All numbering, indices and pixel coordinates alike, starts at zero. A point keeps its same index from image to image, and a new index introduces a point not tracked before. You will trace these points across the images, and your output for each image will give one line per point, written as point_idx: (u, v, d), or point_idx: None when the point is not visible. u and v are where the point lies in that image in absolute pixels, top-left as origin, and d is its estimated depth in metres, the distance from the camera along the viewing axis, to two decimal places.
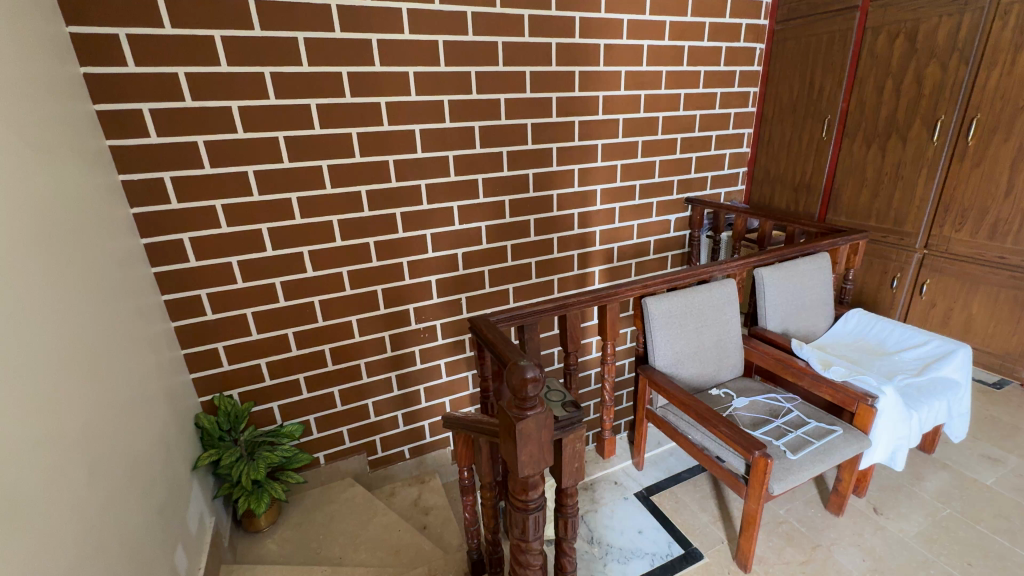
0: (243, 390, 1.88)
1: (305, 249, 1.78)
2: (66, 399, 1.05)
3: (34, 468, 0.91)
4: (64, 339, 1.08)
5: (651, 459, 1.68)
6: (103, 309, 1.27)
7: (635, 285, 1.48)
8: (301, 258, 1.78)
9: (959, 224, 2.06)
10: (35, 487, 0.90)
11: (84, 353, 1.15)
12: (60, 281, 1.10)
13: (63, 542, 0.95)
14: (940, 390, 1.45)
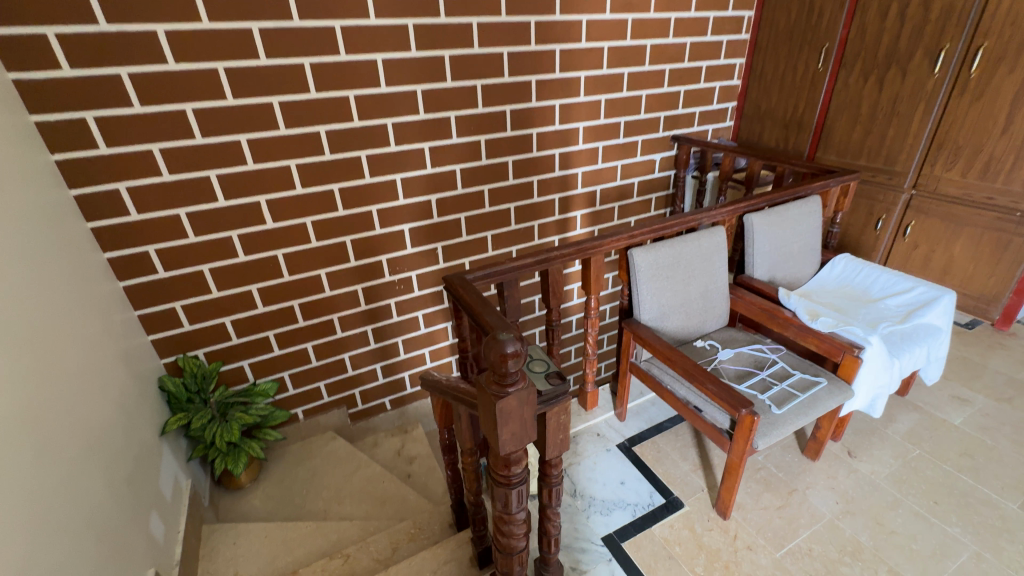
0: (209, 349, 1.77)
1: (261, 198, 1.61)
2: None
3: None
4: None
5: (633, 409, 1.68)
6: (35, 271, 1.12)
7: (620, 236, 1.39)
8: (258, 208, 1.62)
9: (951, 163, 1.99)
10: None
11: (16, 324, 1.01)
12: None
13: (16, 531, 0.87)
14: (922, 338, 1.44)
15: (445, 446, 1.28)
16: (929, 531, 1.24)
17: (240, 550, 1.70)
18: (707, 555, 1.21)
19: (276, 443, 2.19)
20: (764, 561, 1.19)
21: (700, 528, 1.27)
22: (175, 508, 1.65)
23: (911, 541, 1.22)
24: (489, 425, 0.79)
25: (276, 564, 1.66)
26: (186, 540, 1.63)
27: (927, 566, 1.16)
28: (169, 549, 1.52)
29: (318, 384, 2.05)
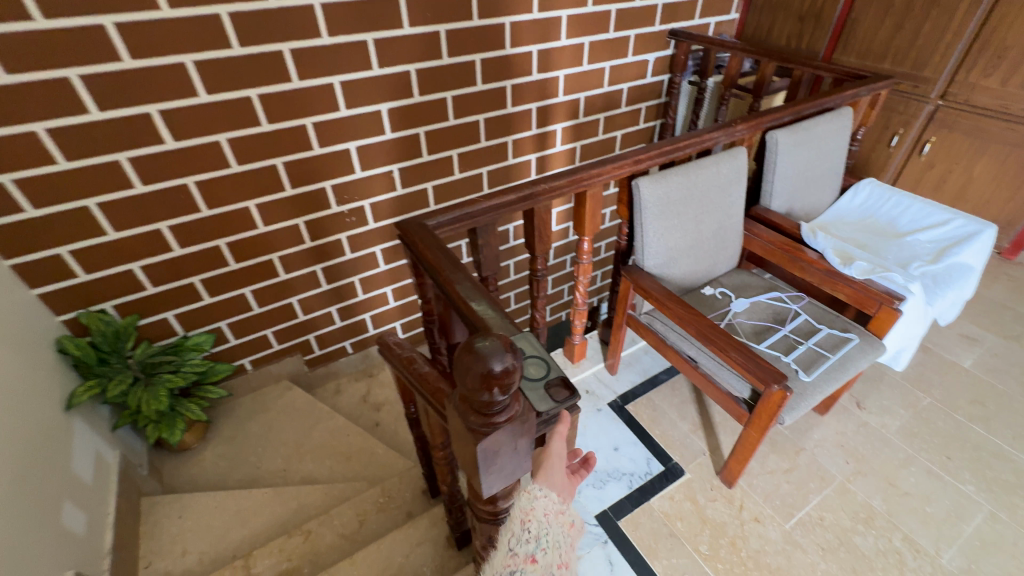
0: (120, 301, 1.41)
1: (153, 107, 1.17)
2: None
3: None
4: None
5: (626, 360, 1.49)
6: None
7: (624, 161, 1.10)
8: (152, 121, 1.18)
9: (992, 68, 1.71)
10: None
11: None
12: None
13: None
14: (955, 280, 1.27)
15: (413, 423, 1.07)
16: (943, 490, 1.15)
17: (188, 525, 1.52)
18: (713, 531, 1.09)
19: (222, 399, 1.94)
20: (774, 534, 1.08)
21: (703, 500, 1.15)
22: (101, 489, 1.40)
23: (926, 503, 1.13)
24: (467, 457, 0.57)
25: (230, 539, 1.49)
26: (120, 521, 1.42)
27: (943, 530, 1.08)
28: (97, 538, 1.31)
29: (265, 332, 1.74)
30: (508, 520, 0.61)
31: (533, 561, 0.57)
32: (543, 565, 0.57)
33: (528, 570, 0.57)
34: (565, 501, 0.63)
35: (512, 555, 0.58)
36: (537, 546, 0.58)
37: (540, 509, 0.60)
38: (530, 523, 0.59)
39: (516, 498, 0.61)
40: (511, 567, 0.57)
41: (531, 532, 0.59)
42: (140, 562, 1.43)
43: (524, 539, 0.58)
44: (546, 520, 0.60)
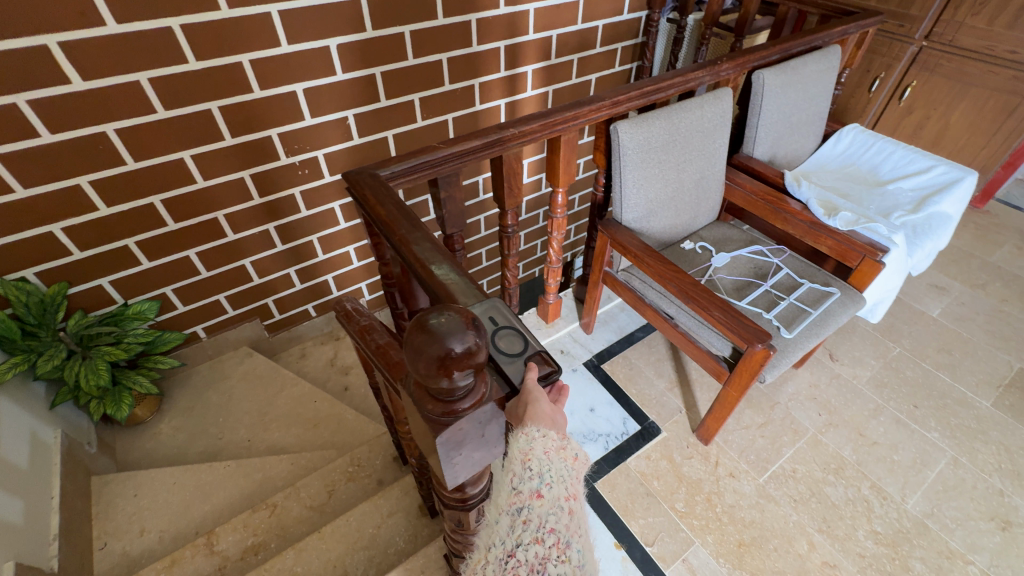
0: (41, 268, 1.25)
1: (48, 37, 0.97)
2: None
3: None
4: None
5: (602, 318, 1.44)
6: None
7: (602, 103, 0.99)
8: (49, 55, 0.99)
9: (981, 6, 1.63)
10: None
11: None
12: None
13: None
14: (935, 229, 1.24)
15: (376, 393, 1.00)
16: (909, 438, 1.17)
17: (145, 503, 1.44)
18: (689, 488, 1.08)
19: (176, 370, 1.82)
20: (748, 489, 1.08)
21: (680, 458, 1.13)
22: (41, 472, 1.29)
23: (893, 452, 1.14)
24: (424, 440, 0.51)
25: (191, 516, 1.42)
26: (67, 504, 1.32)
27: (908, 477, 1.10)
28: (41, 524, 1.21)
29: (217, 298, 1.60)
30: (504, 458, 0.52)
31: (539, 497, 0.50)
32: (550, 500, 0.50)
33: (535, 507, 0.50)
34: (563, 430, 0.54)
35: (515, 493, 0.50)
36: (541, 482, 0.50)
37: (540, 448, 0.50)
38: (532, 463, 0.50)
39: (511, 441, 0.50)
40: (516, 505, 0.50)
41: (534, 469, 0.50)
42: (94, 543, 1.35)
43: (527, 478, 0.50)
44: (548, 456, 0.51)
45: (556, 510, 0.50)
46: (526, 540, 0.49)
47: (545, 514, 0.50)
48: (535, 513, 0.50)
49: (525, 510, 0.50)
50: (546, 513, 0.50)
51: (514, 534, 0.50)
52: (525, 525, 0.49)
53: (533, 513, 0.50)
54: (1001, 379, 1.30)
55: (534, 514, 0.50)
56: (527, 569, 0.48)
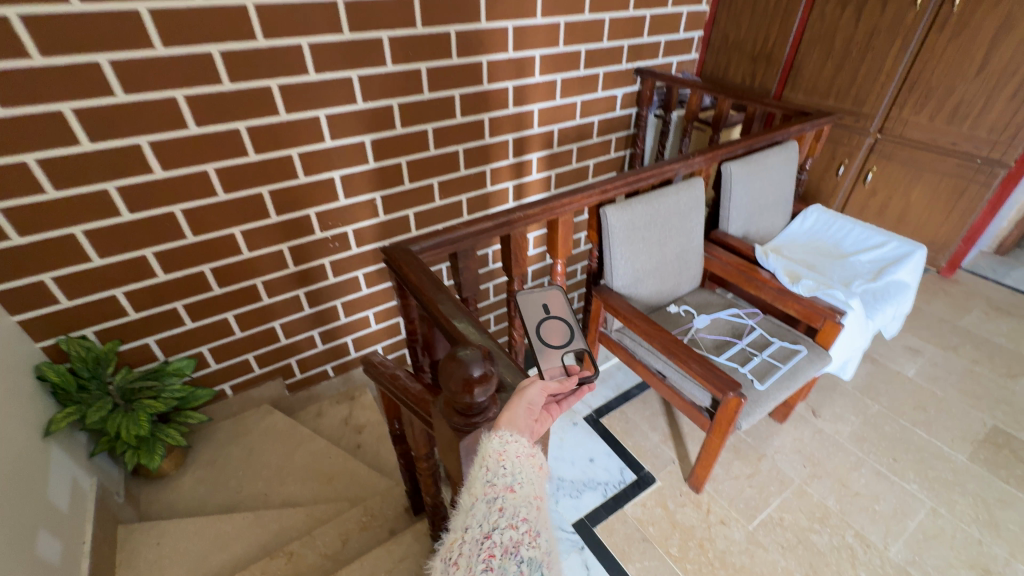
0: (102, 326, 1.44)
1: (142, 139, 1.23)
2: None
3: None
4: None
5: (600, 376, 1.57)
6: None
7: (592, 191, 1.20)
8: (140, 152, 1.25)
9: (921, 105, 1.90)
10: None
11: None
12: None
13: None
14: (893, 296, 1.40)
15: (398, 439, 1.13)
16: (889, 489, 1.25)
17: (166, 551, 1.50)
18: (682, 534, 1.16)
19: (201, 425, 1.94)
20: (738, 535, 1.15)
21: (674, 505, 1.22)
22: (77, 516, 1.39)
23: (875, 502, 1.22)
24: (449, 453, 0.65)
25: (208, 565, 1.48)
26: (96, 549, 1.40)
27: (890, 526, 1.17)
28: (72, 565, 1.29)
29: (246, 356, 1.76)
30: (479, 459, 0.57)
31: (512, 491, 0.54)
32: (523, 493, 0.54)
33: (509, 498, 0.53)
34: (535, 442, 0.59)
35: (489, 484, 0.54)
36: (514, 478, 0.54)
37: (513, 451, 0.56)
38: (506, 462, 0.55)
39: (485, 443, 0.56)
40: (491, 495, 0.53)
41: (507, 467, 0.55)
42: None
43: (502, 473, 0.54)
44: (520, 459, 0.56)
45: (528, 502, 0.53)
46: (501, 524, 0.51)
47: (518, 504, 0.53)
48: (509, 502, 0.53)
49: (500, 500, 0.53)
50: (519, 503, 0.53)
51: (490, 518, 0.51)
52: (500, 513, 0.52)
53: (506, 503, 0.53)
54: (976, 435, 1.39)
55: (508, 503, 0.53)
56: (502, 548, 0.49)
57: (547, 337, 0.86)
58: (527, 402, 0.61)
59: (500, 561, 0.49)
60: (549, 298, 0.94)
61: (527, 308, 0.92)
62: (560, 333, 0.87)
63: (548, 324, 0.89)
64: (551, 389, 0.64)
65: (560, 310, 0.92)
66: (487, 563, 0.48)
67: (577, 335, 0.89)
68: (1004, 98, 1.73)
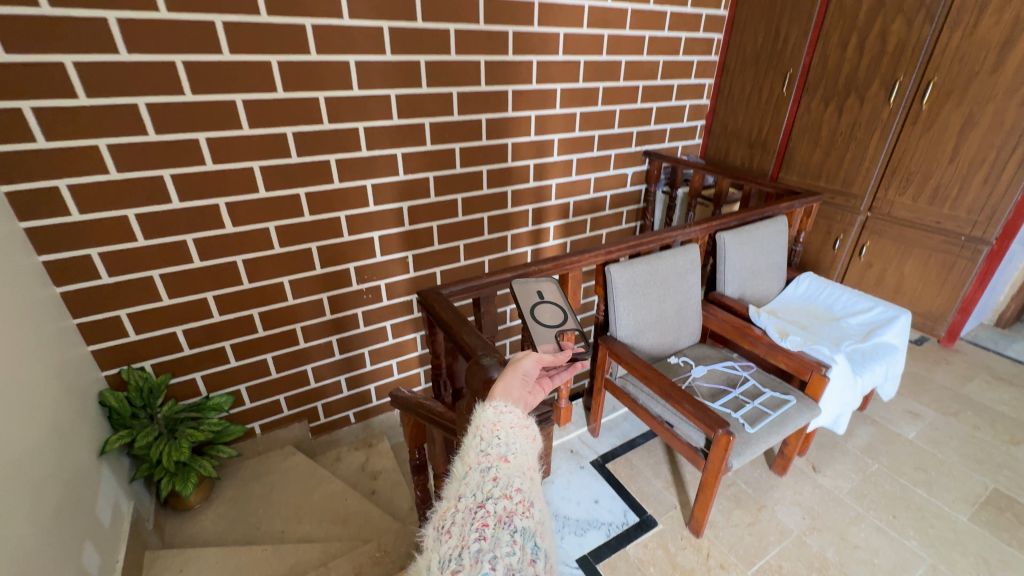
0: (157, 360, 1.62)
1: (221, 200, 1.50)
2: None
3: None
4: None
5: (607, 425, 1.67)
6: None
7: (598, 251, 1.38)
8: (217, 211, 1.51)
9: (904, 187, 2.09)
10: None
11: None
12: None
13: None
14: (881, 355, 1.50)
15: (416, 467, 1.23)
16: (889, 544, 1.28)
17: None
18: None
19: (230, 461, 2.06)
20: None
21: (674, 548, 1.27)
22: (114, 534, 1.49)
23: (874, 555, 1.25)
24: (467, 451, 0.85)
25: None
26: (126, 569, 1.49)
27: None
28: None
29: (278, 396, 1.92)
30: (474, 430, 0.70)
31: (505, 461, 0.66)
32: (515, 465, 0.65)
33: (503, 467, 0.64)
34: (525, 415, 0.74)
35: (484, 455, 0.66)
36: (507, 449, 0.67)
37: (505, 422, 0.70)
38: (499, 432, 0.69)
39: (481, 413, 0.72)
40: (486, 464, 0.65)
41: (501, 438, 0.68)
42: None
43: (496, 444, 0.67)
44: (512, 431, 0.69)
45: (519, 472, 0.64)
46: (495, 494, 0.61)
47: (510, 474, 0.64)
48: (502, 472, 0.64)
49: (495, 470, 0.64)
50: (511, 474, 0.64)
51: (485, 488, 0.62)
52: (495, 481, 0.62)
53: (501, 472, 0.64)
54: (976, 497, 1.42)
55: (500, 473, 0.64)
56: (495, 517, 0.58)
57: (541, 317, 1.01)
58: (521, 373, 0.81)
59: (494, 529, 0.57)
60: (542, 288, 1.10)
61: (522, 293, 1.07)
62: (553, 316, 1.03)
63: (542, 307, 1.04)
64: (545, 361, 0.84)
65: (552, 298, 1.08)
66: (480, 531, 0.57)
67: (568, 318, 1.03)
68: (976, 183, 1.90)
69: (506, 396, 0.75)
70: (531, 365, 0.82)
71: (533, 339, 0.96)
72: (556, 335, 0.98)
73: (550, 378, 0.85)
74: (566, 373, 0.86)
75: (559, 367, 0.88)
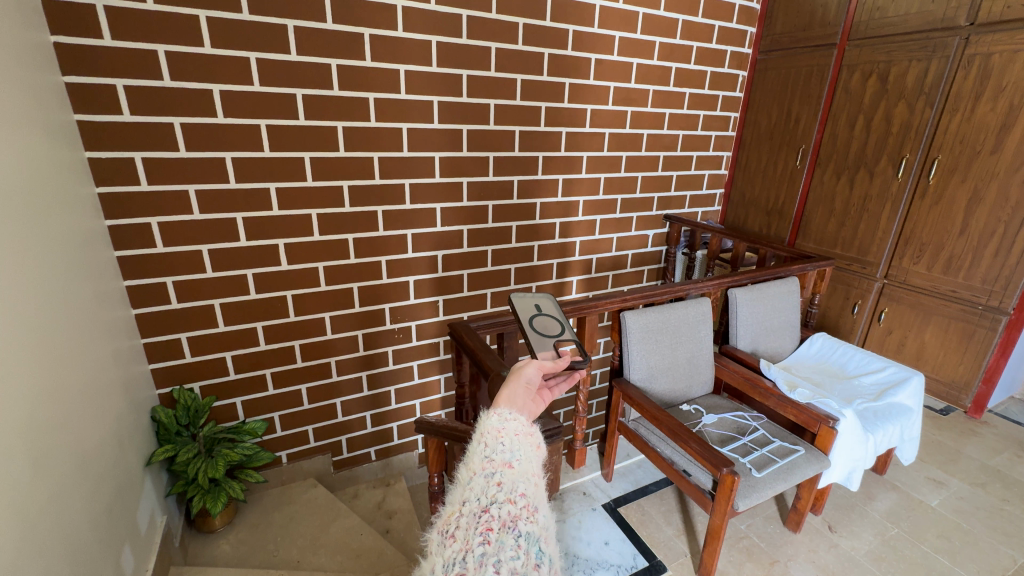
0: (206, 382, 1.74)
1: (281, 241, 1.71)
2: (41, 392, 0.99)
3: (17, 466, 0.87)
4: (39, 322, 1.01)
5: (620, 471, 1.72)
6: (77, 286, 1.20)
7: (614, 298, 1.50)
8: (276, 250, 1.71)
9: (917, 257, 2.16)
10: (22, 484, 0.88)
11: (58, 344, 1.08)
12: (38, 263, 1.03)
13: (45, 549, 0.92)
14: (894, 415, 1.52)
15: (434, 495, 1.29)
16: None
17: None
18: None
19: None
20: None
21: None
22: (146, 542, 1.44)
23: None
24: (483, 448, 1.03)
25: None
26: None
27: None
28: None
29: (306, 427, 2.00)
30: (478, 437, 0.69)
31: (510, 467, 0.64)
32: (520, 470, 0.64)
33: (507, 473, 0.63)
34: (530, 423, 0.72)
35: (489, 461, 0.65)
36: (512, 455, 0.66)
37: (510, 428, 0.70)
38: (504, 438, 0.68)
39: (485, 420, 0.71)
40: (490, 469, 0.63)
41: (506, 444, 0.67)
42: None
43: (500, 450, 0.66)
44: (516, 437, 0.69)
45: (524, 478, 0.63)
46: (499, 498, 0.60)
47: (515, 479, 0.63)
48: (506, 478, 0.62)
49: (499, 475, 0.63)
50: (516, 479, 0.63)
51: (489, 493, 0.60)
52: (499, 486, 0.61)
53: (505, 477, 0.62)
54: (1003, 569, 1.37)
55: (505, 478, 0.62)
56: (499, 521, 0.57)
57: (540, 327, 0.98)
58: (524, 381, 0.81)
59: (498, 533, 0.56)
60: (540, 301, 1.06)
61: (520, 306, 1.03)
62: (551, 327, 0.99)
63: (539, 318, 1.00)
64: (546, 369, 0.85)
65: (550, 311, 1.04)
66: (484, 535, 0.56)
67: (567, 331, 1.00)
68: (988, 255, 1.96)
69: (511, 404, 0.75)
70: (533, 374, 0.83)
71: (532, 349, 0.93)
72: (555, 346, 0.95)
73: (550, 390, 0.86)
74: (564, 385, 0.89)
75: (558, 378, 0.90)
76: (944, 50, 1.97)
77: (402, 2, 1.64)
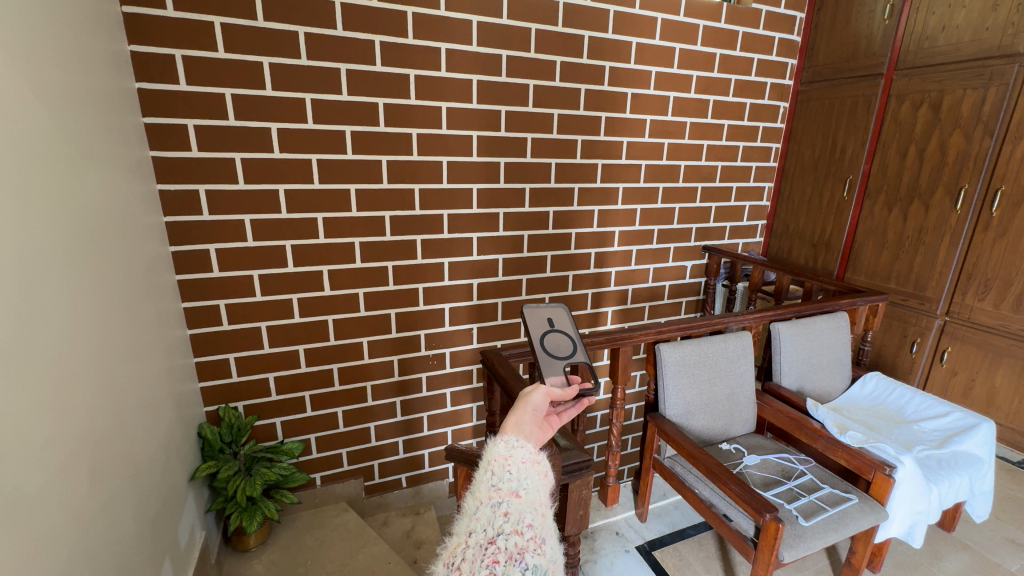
0: (249, 402, 1.82)
1: (324, 267, 1.79)
2: (104, 401, 1.06)
3: (76, 472, 0.93)
4: (105, 338, 1.09)
5: (656, 512, 1.66)
6: (141, 306, 1.30)
7: (648, 330, 1.45)
8: (320, 276, 1.79)
9: (982, 293, 2.02)
10: (79, 489, 0.93)
11: (121, 358, 1.16)
12: (108, 286, 1.12)
13: (96, 554, 0.97)
14: (963, 465, 1.40)
15: None
16: None
17: None
18: None
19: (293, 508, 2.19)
20: None
21: None
22: (188, 556, 1.49)
23: None
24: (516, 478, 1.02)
25: None
26: None
27: None
28: None
29: (341, 450, 2.03)
30: (485, 465, 0.68)
31: (517, 496, 0.63)
32: (526, 500, 0.63)
33: (514, 503, 0.62)
34: (538, 450, 0.72)
35: (495, 490, 0.64)
36: (519, 484, 0.65)
37: (517, 456, 0.69)
38: (511, 466, 0.67)
39: (493, 447, 0.70)
40: (497, 499, 0.63)
41: (514, 473, 0.66)
42: None
43: (507, 479, 0.65)
44: (524, 465, 0.68)
45: (530, 508, 0.62)
46: (506, 529, 0.59)
47: (522, 510, 0.62)
48: (514, 508, 0.62)
49: (506, 505, 0.62)
50: (523, 510, 0.62)
51: (495, 523, 0.59)
52: (506, 517, 0.60)
53: (512, 508, 0.62)
54: None
55: (512, 508, 0.62)
56: (506, 554, 0.56)
57: (552, 347, 0.94)
58: (531, 408, 0.81)
59: (504, 566, 0.55)
60: (553, 314, 1.00)
61: (532, 321, 0.97)
62: (563, 347, 0.94)
63: (551, 336, 0.95)
64: (554, 396, 0.84)
65: (563, 326, 0.98)
66: (490, 568, 0.54)
67: (579, 349, 0.96)
68: None
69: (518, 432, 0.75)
70: (541, 400, 0.82)
71: (539, 372, 0.90)
72: (566, 368, 0.92)
73: (557, 416, 0.87)
74: (573, 410, 0.89)
75: (566, 402, 0.90)
76: (1001, 77, 1.89)
77: (445, 45, 1.73)
